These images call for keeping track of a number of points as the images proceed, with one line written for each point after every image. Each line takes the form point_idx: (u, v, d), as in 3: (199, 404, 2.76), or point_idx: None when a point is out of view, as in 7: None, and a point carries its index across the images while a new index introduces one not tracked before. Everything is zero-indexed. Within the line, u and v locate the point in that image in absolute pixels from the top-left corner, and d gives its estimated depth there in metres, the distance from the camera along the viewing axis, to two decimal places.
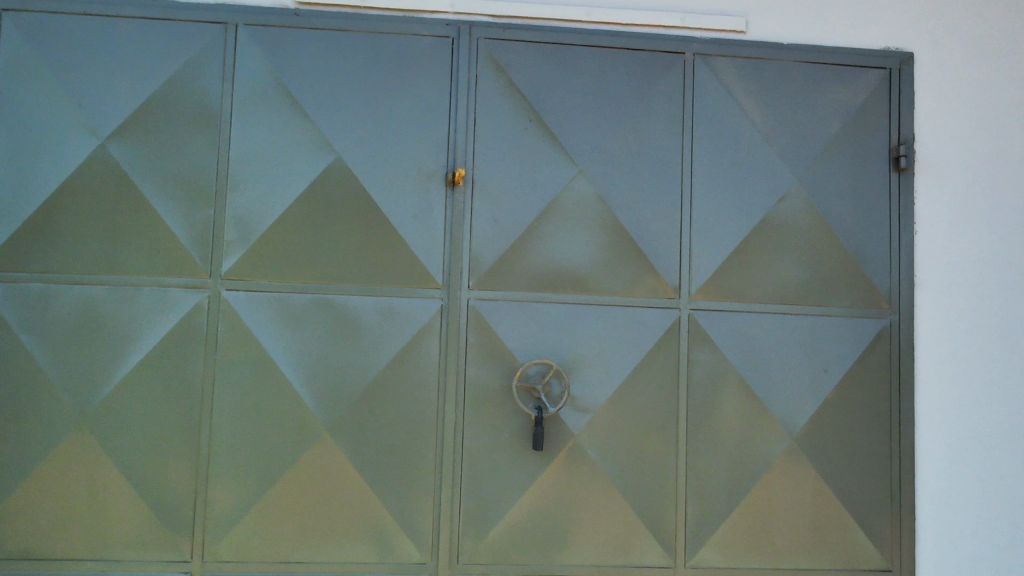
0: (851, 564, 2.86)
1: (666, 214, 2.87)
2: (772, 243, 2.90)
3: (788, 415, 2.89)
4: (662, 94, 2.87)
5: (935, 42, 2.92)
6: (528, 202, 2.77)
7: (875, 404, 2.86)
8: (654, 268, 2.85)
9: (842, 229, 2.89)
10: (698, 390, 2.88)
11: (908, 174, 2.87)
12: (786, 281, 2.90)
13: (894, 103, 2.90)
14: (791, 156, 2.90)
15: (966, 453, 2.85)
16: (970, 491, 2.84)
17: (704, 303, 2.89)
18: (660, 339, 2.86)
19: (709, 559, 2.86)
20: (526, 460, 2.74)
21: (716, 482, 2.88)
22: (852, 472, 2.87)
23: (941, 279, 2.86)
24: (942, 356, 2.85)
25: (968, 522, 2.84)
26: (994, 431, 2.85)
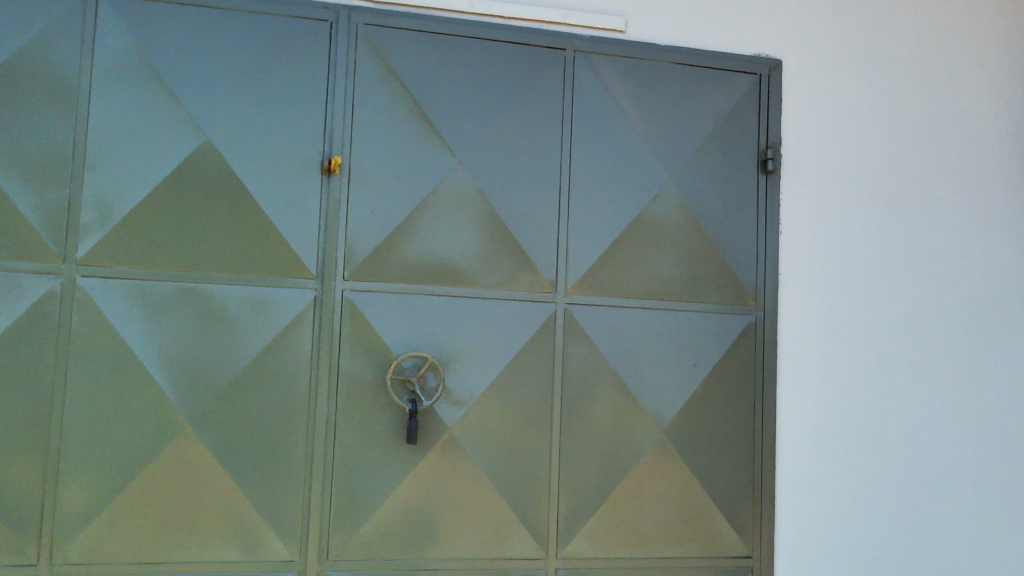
0: (716, 551, 2.97)
1: (544, 209, 2.88)
2: (646, 240, 2.96)
3: (658, 408, 2.96)
4: (543, 89, 2.88)
5: (803, 51, 3.04)
6: (405, 192, 2.72)
7: (740, 397, 2.97)
8: (532, 262, 2.87)
9: (713, 228, 2.97)
10: (573, 383, 2.92)
11: (775, 176, 2.97)
12: (660, 278, 2.96)
13: (764, 107, 3.00)
14: (666, 156, 2.97)
15: (823, 444, 2.98)
16: (826, 480, 2.99)
17: (580, 298, 2.92)
18: (536, 334, 2.87)
19: (580, 549, 2.91)
20: (400, 455, 2.70)
21: (589, 473, 2.93)
22: (718, 462, 2.97)
23: (803, 278, 2.97)
24: (802, 352, 2.98)
25: (823, 510, 2.98)
26: (848, 423, 3.00)
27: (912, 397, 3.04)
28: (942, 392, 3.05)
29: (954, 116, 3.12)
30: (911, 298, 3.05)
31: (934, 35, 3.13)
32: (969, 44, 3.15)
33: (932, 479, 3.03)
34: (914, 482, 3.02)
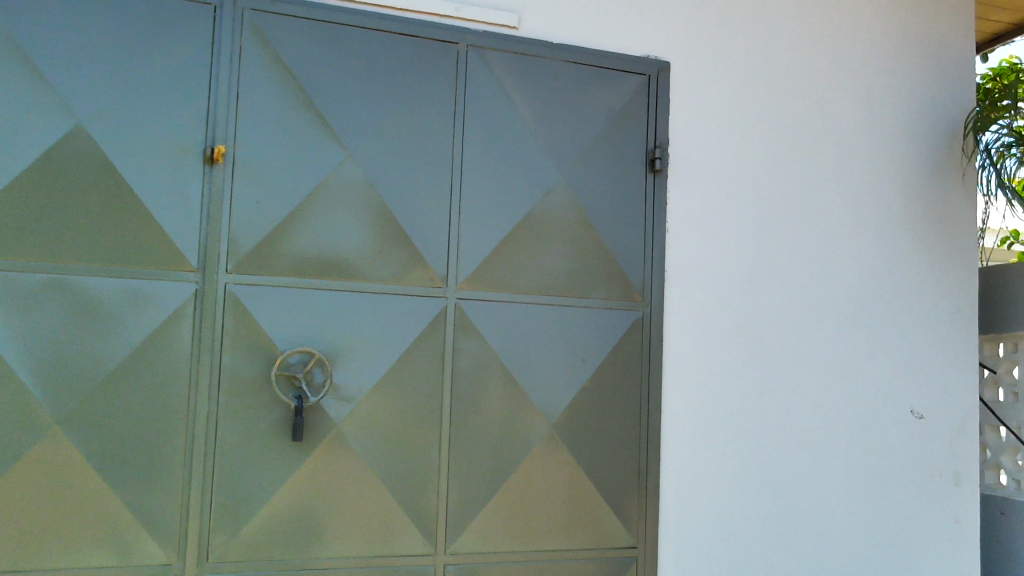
0: (602, 542, 3.01)
1: (435, 204, 2.86)
2: (538, 236, 2.98)
3: (547, 402, 2.99)
4: (434, 83, 2.86)
5: (688, 53, 3.11)
6: (292, 184, 2.68)
7: (627, 391, 3.02)
8: (422, 258, 2.85)
9: (602, 225, 3.02)
10: (462, 379, 2.91)
11: (662, 176, 3.04)
12: (549, 273, 2.99)
13: (652, 107, 3.06)
14: (557, 152, 2.99)
15: (704, 437, 3.06)
16: (707, 472, 3.06)
17: (470, 293, 2.92)
18: (426, 329, 2.86)
19: (467, 543, 2.92)
20: (285, 454, 2.64)
21: (477, 468, 2.93)
22: (604, 454, 3.02)
23: (689, 276, 3.04)
24: (687, 347, 3.03)
25: (704, 502, 3.05)
26: (731, 418, 3.07)
27: (790, 391, 3.15)
28: (817, 385, 3.18)
29: (828, 121, 3.26)
30: (791, 295, 3.16)
31: (812, 44, 3.27)
32: (845, 56, 3.31)
33: (807, 469, 3.15)
34: (790, 473, 3.13)
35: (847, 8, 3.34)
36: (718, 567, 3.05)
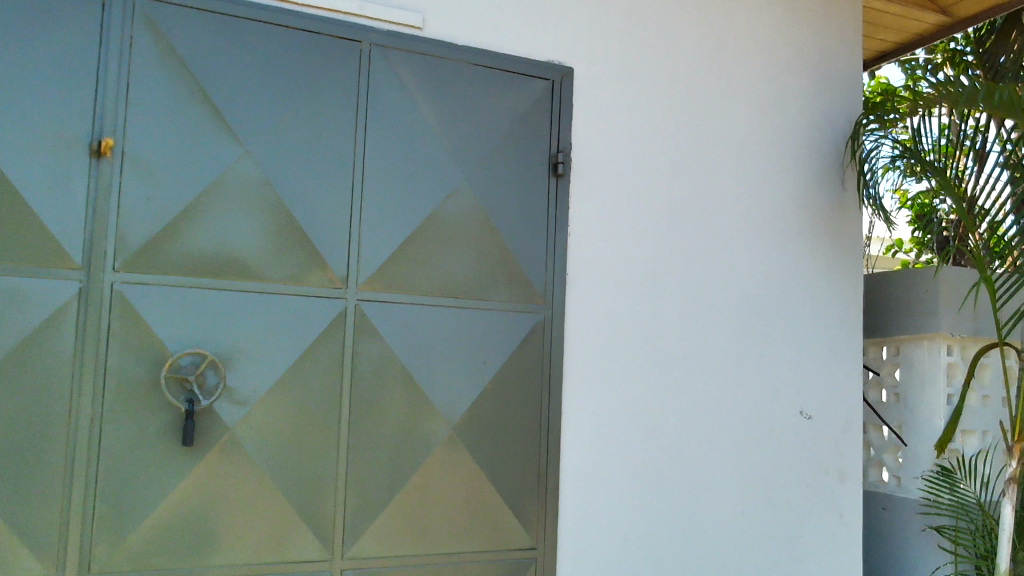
0: (501, 545, 2.85)
1: (339, 201, 2.75)
2: (440, 237, 2.87)
3: (450, 409, 2.83)
4: (336, 79, 2.77)
5: (595, 60, 3.17)
6: (186, 180, 2.57)
7: (529, 392, 2.93)
8: (321, 257, 2.71)
9: (503, 226, 2.95)
10: (363, 383, 2.73)
11: (565, 180, 3.05)
12: (451, 275, 2.87)
13: (556, 113, 3.08)
14: (457, 152, 2.92)
15: (607, 433, 3.04)
16: (608, 476, 3.03)
17: (372, 294, 2.77)
18: (326, 329, 2.70)
19: (367, 548, 2.68)
20: (173, 460, 2.49)
21: (377, 473, 2.72)
22: (496, 458, 2.87)
23: (585, 279, 3.06)
24: (591, 344, 3.04)
25: (602, 498, 3.02)
26: (630, 420, 3.09)
27: (669, 390, 3.17)
28: (705, 384, 3.24)
29: (727, 132, 3.40)
30: (685, 296, 3.24)
31: (705, 59, 3.39)
32: (747, 75, 3.48)
33: (709, 464, 3.22)
34: (689, 468, 3.18)
35: (746, 29, 3.51)
36: (629, 567, 3.05)
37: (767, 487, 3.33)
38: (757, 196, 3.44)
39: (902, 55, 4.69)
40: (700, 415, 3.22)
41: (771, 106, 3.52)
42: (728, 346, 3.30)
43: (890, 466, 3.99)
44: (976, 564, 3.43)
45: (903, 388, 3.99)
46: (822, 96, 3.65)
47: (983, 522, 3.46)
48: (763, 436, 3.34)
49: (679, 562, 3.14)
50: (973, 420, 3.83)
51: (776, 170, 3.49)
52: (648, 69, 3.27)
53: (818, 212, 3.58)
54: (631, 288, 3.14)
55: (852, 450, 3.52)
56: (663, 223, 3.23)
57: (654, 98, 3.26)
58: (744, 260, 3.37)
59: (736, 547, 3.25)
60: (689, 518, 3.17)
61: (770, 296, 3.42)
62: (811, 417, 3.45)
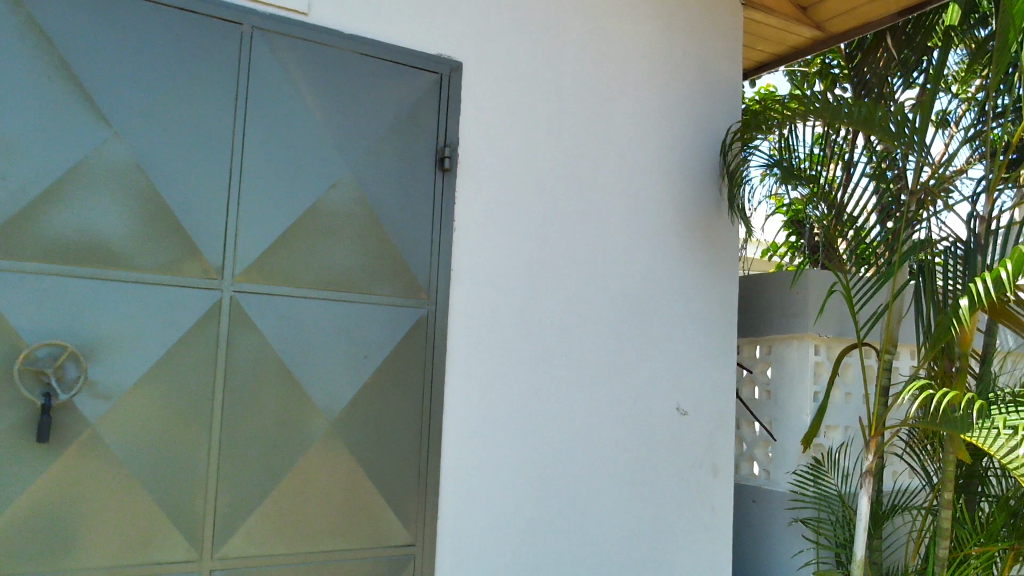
0: (379, 542, 2.82)
1: (216, 188, 2.65)
2: (321, 229, 2.80)
3: (328, 404, 2.77)
4: (215, 61, 2.67)
5: (485, 56, 3.17)
6: (47, 160, 2.42)
7: (410, 388, 2.91)
8: (195, 246, 2.61)
9: (387, 219, 2.91)
10: (238, 377, 2.64)
11: (451, 175, 3.04)
12: (332, 267, 2.82)
13: (443, 106, 3.06)
14: (341, 142, 2.86)
15: (488, 429, 3.05)
16: (488, 472, 3.04)
17: (248, 286, 2.68)
18: (199, 322, 2.60)
19: (238, 548, 2.59)
20: (27, 457, 2.34)
21: (251, 470, 2.64)
22: (375, 454, 2.83)
23: (469, 274, 3.06)
24: (474, 340, 3.04)
25: (482, 494, 3.03)
26: (511, 415, 3.11)
27: (550, 386, 3.20)
28: (586, 381, 3.29)
29: (612, 134, 3.47)
30: (567, 293, 3.28)
31: (592, 60, 3.45)
32: (633, 78, 3.56)
33: (588, 459, 3.28)
34: (568, 464, 3.22)
35: (632, 33, 3.58)
36: (507, 563, 3.06)
37: (644, 482, 3.41)
38: (639, 197, 3.51)
39: (778, 67, 4.89)
40: (580, 411, 3.27)
41: (654, 110, 3.60)
42: (608, 344, 3.37)
43: (760, 460, 4.17)
44: (836, 552, 3.57)
45: (774, 386, 4.17)
46: (701, 102, 3.76)
47: (843, 513, 3.61)
48: (641, 431, 3.42)
49: (556, 556, 3.18)
50: (837, 416, 4.05)
51: (657, 173, 3.58)
52: (536, 67, 3.29)
53: (697, 215, 3.69)
54: (514, 285, 3.16)
55: (725, 445, 3.65)
56: (548, 221, 3.26)
57: (541, 97, 3.29)
58: (625, 260, 3.45)
59: (612, 541, 3.31)
60: (567, 513, 3.21)
61: (650, 296, 3.50)
62: (687, 413, 3.55)
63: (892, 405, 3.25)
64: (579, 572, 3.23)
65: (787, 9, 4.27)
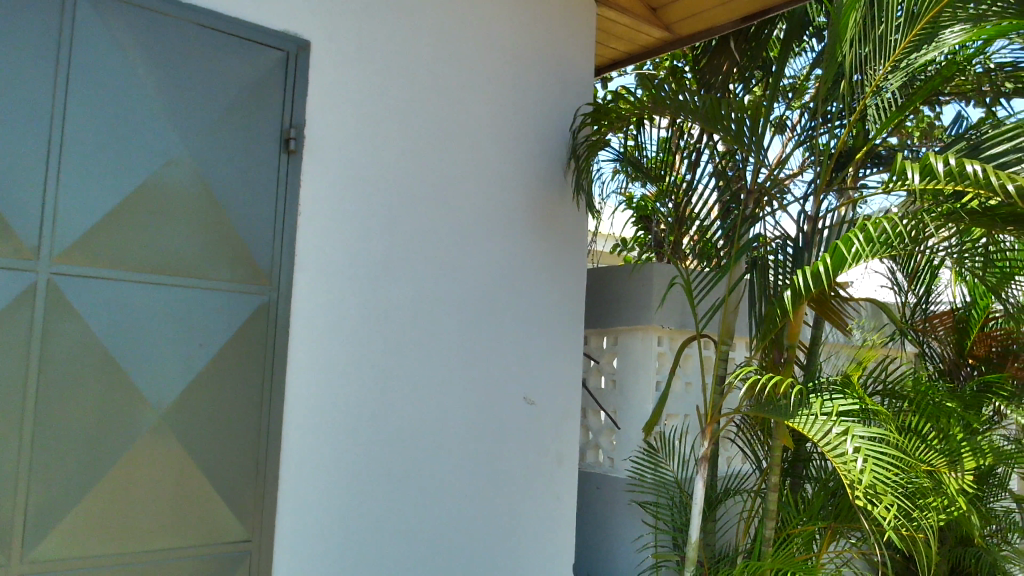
0: (212, 539, 2.69)
1: (32, 162, 2.44)
2: (152, 209, 2.64)
3: (159, 395, 2.61)
4: (33, 23, 2.46)
5: (334, 37, 3.07)
6: None
7: (248, 378, 2.79)
8: (6, 223, 2.39)
9: (227, 201, 2.77)
10: (55, 366, 2.45)
11: (295, 157, 2.93)
12: (164, 250, 2.66)
13: (289, 85, 2.94)
14: (176, 117, 2.69)
15: (331, 419, 2.97)
16: (330, 464, 2.97)
17: (69, 268, 2.48)
18: (10, 305, 2.39)
19: (52, 549, 2.40)
20: None
21: (69, 466, 2.45)
22: (209, 448, 2.70)
23: (314, 261, 2.96)
24: (317, 329, 2.95)
25: (324, 486, 2.95)
26: (355, 406, 3.04)
27: (396, 376, 3.16)
28: (433, 371, 3.27)
29: (464, 122, 3.45)
30: (416, 282, 3.24)
31: (445, 47, 3.41)
32: (486, 68, 3.55)
33: (434, 448, 3.26)
34: (412, 454, 3.19)
35: (486, 22, 3.57)
36: (349, 555, 3.00)
37: (490, 471, 3.43)
38: (491, 188, 3.52)
39: (629, 64, 5.01)
40: (426, 400, 3.24)
41: (506, 101, 3.61)
42: (457, 334, 3.36)
43: (605, 448, 4.29)
44: (673, 535, 3.72)
45: (618, 375, 4.30)
46: (554, 96, 3.81)
47: (679, 497, 3.76)
48: (488, 420, 3.43)
49: (399, 548, 3.14)
50: (677, 405, 4.22)
51: (509, 164, 3.60)
52: (387, 52, 3.23)
53: (547, 207, 3.73)
54: (361, 273, 3.09)
55: (570, 434, 3.72)
56: (397, 208, 3.21)
57: (391, 81, 3.23)
58: (475, 250, 3.44)
59: (458, 530, 3.32)
60: (413, 505, 3.18)
61: (499, 287, 3.52)
62: (534, 403, 3.59)
63: (726, 394, 3.40)
64: (423, 562, 3.20)
65: (638, 8, 4.37)
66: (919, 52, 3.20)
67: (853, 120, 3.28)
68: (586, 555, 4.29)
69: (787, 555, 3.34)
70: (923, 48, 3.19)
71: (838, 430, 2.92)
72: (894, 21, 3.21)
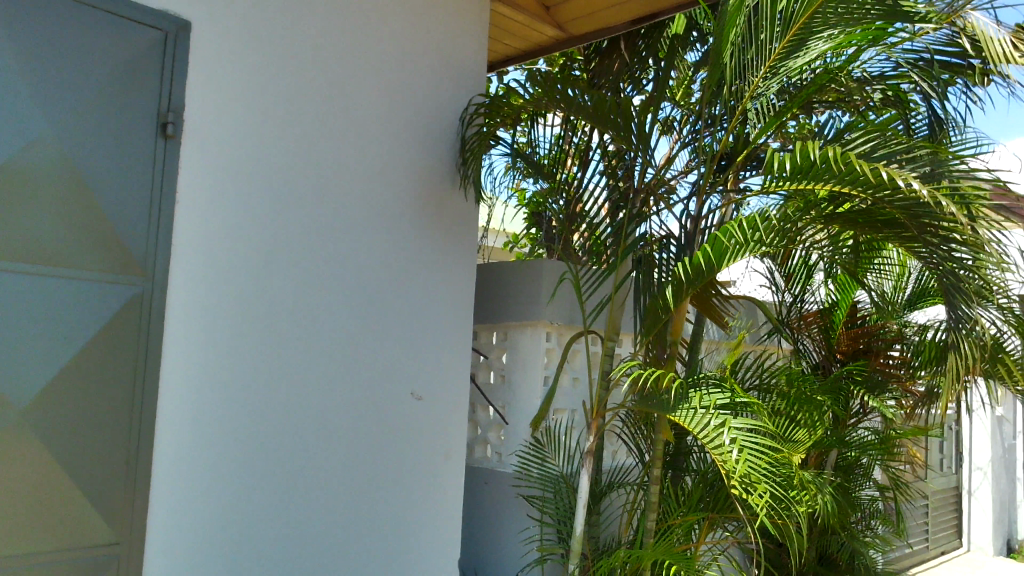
0: (76, 543, 2.54)
1: None
2: (14, 192, 2.47)
3: (18, 391, 2.45)
4: None
5: (217, 19, 2.96)
6: None
7: (120, 373, 2.65)
8: None
9: (97, 186, 2.62)
10: None
11: (173, 142, 2.80)
12: (27, 236, 2.49)
13: (168, 67, 2.81)
14: (42, 96, 2.53)
15: (208, 416, 2.87)
16: (206, 463, 2.86)
17: None
18: None
19: None
20: None
21: None
22: (75, 446, 2.55)
23: (191, 251, 2.84)
24: (195, 322, 2.84)
25: (200, 486, 2.84)
26: (234, 402, 2.94)
27: (278, 371, 3.08)
28: (317, 366, 3.20)
29: (353, 114, 3.39)
30: (300, 275, 3.17)
31: (335, 37, 3.34)
32: (376, 59, 3.50)
33: (317, 445, 3.19)
34: (294, 451, 3.11)
35: (377, 13, 3.52)
36: (225, 556, 2.90)
37: (374, 467, 3.38)
38: (380, 181, 3.47)
39: (522, 61, 5.05)
40: (309, 396, 3.17)
41: (397, 94, 3.57)
42: (342, 329, 3.30)
43: (494, 443, 4.32)
44: (558, 528, 3.77)
45: (507, 371, 4.32)
46: (445, 90, 3.78)
47: (565, 490, 3.82)
48: (374, 416, 3.39)
49: (278, 547, 3.06)
50: (564, 400, 4.28)
51: (399, 158, 3.56)
52: (273, 38, 3.13)
53: (437, 202, 3.71)
54: (242, 265, 2.99)
55: (457, 429, 3.71)
56: (280, 199, 3.12)
57: (277, 69, 3.14)
58: (363, 244, 3.39)
59: (340, 528, 3.26)
60: (293, 503, 3.11)
61: (387, 282, 3.47)
62: (421, 398, 3.57)
63: (612, 388, 3.46)
64: (303, 561, 3.13)
65: (532, 6, 4.40)
66: (796, 60, 3.33)
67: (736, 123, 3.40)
68: (472, 550, 4.29)
69: (667, 545, 3.42)
70: (799, 56, 3.32)
71: (717, 421, 3.04)
72: (771, 31, 3.31)
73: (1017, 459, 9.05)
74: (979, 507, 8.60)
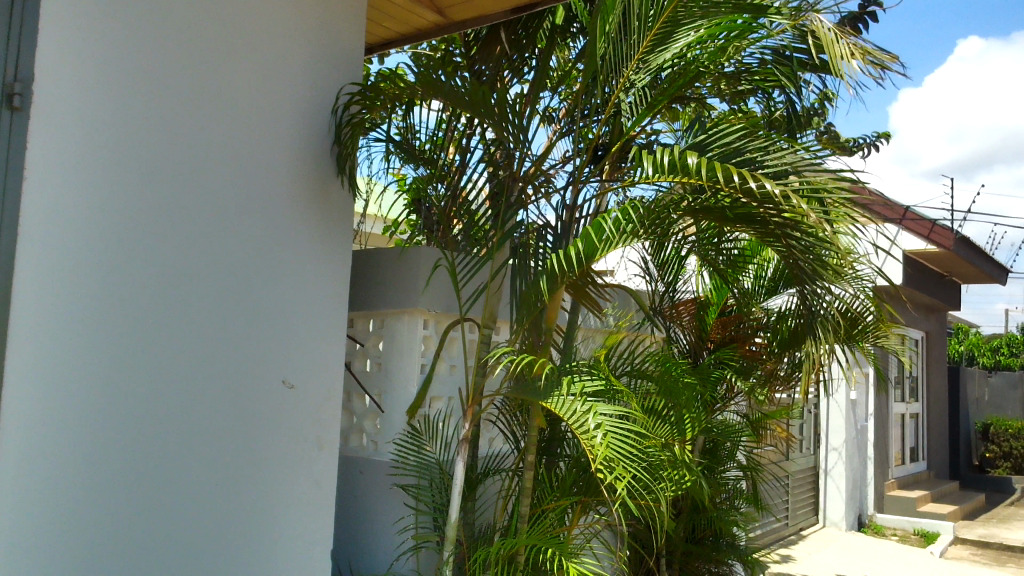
0: None
1: None
2: None
3: None
4: None
5: None
6: None
7: None
8: None
9: None
10: None
11: (20, 116, 2.63)
12: None
13: (13, 36, 2.65)
14: None
15: (61, 407, 2.70)
16: (59, 456, 2.70)
17: None
18: None
19: None
20: None
21: None
22: None
23: (43, 232, 2.67)
24: (45, 307, 2.67)
25: (50, 480, 2.68)
26: (90, 391, 2.79)
27: (137, 360, 2.93)
28: (179, 355, 3.07)
29: (221, 94, 3.26)
30: (162, 260, 3.03)
31: (202, 12, 3.20)
32: (247, 37, 3.37)
33: (180, 436, 3.07)
34: (154, 442, 2.98)
35: None
36: (75, 553, 2.74)
37: (241, 458, 3.28)
38: (249, 164, 3.35)
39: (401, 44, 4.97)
40: (171, 387, 3.04)
41: (268, 75, 3.45)
42: (208, 317, 3.18)
43: (369, 431, 4.27)
44: (434, 516, 3.77)
45: (384, 358, 4.29)
46: (320, 73, 3.69)
47: (440, 477, 3.83)
48: (241, 406, 3.28)
49: (135, 543, 2.93)
50: (440, 387, 4.27)
51: (270, 141, 3.45)
52: (135, 9, 2.97)
53: (310, 186, 3.61)
54: (99, 247, 2.83)
55: (330, 418, 3.64)
56: (141, 180, 2.97)
57: (139, 43, 2.98)
58: (230, 229, 3.27)
59: (204, 522, 3.15)
60: (153, 497, 2.98)
61: (257, 268, 3.37)
62: (293, 387, 3.48)
63: (488, 376, 3.46)
64: (162, 555, 3.01)
65: None
66: (663, 51, 3.44)
67: (609, 112, 3.49)
68: (344, 541, 4.22)
69: (540, 530, 3.47)
70: (667, 45, 3.43)
71: (584, 406, 3.10)
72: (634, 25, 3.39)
73: (869, 439, 9.67)
74: (833, 486, 9.14)
